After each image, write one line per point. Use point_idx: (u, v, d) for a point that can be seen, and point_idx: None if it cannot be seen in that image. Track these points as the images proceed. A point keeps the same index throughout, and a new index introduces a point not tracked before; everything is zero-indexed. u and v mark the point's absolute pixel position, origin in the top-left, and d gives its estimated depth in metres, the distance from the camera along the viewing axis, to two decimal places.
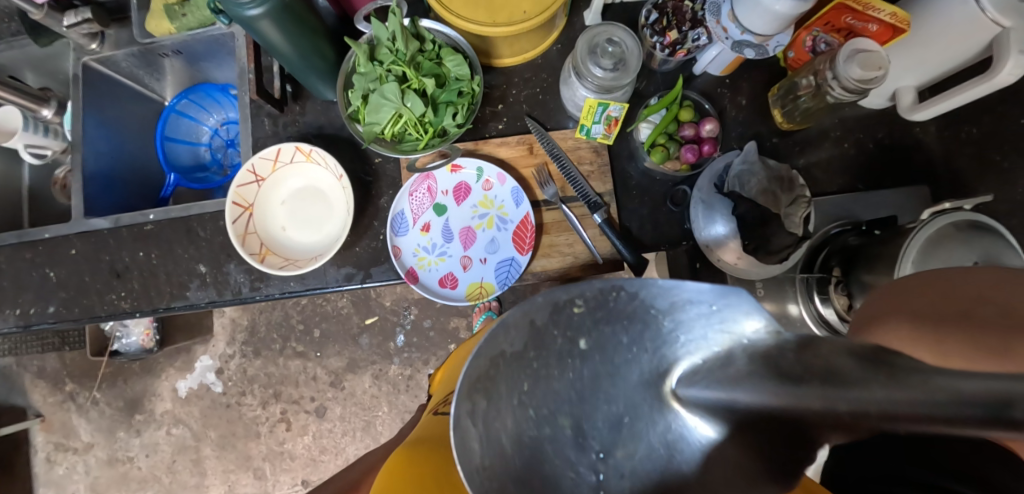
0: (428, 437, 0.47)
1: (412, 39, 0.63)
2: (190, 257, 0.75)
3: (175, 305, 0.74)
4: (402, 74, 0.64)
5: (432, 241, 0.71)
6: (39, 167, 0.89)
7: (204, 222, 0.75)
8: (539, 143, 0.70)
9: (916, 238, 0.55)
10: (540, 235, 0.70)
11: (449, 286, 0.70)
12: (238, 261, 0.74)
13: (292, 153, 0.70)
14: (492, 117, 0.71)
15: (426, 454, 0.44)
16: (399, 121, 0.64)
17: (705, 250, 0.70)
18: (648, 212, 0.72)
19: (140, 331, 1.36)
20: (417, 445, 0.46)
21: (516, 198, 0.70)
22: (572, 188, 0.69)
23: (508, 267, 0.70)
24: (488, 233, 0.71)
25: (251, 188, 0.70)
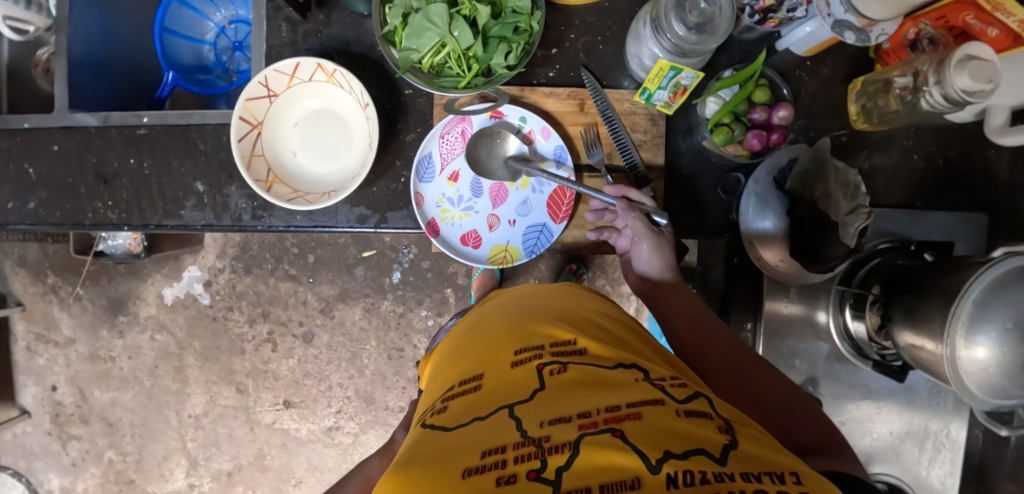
0: (417, 457, 0.38)
1: None
2: (187, 172, 0.67)
3: (167, 223, 0.68)
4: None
5: (458, 193, 0.64)
6: (20, 43, 0.79)
7: (205, 135, 0.67)
8: (593, 101, 0.62)
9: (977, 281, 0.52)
10: (578, 203, 0.64)
11: (471, 245, 0.64)
12: (240, 184, 0.67)
13: (312, 70, 0.61)
14: (543, 62, 0.63)
15: (422, 476, 0.34)
16: (440, 52, 0.56)
17: (749, 246, 0.64)
18: (695, 195, 0.65)
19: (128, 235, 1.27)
20: (408, 466, 0.37)
21: (559, 159, 0.63)
22: (620, 156, 0.63)
23: (538, 234, 0.64)
24: (521, 194, 0.64)
25: (261, 103, 0.61)
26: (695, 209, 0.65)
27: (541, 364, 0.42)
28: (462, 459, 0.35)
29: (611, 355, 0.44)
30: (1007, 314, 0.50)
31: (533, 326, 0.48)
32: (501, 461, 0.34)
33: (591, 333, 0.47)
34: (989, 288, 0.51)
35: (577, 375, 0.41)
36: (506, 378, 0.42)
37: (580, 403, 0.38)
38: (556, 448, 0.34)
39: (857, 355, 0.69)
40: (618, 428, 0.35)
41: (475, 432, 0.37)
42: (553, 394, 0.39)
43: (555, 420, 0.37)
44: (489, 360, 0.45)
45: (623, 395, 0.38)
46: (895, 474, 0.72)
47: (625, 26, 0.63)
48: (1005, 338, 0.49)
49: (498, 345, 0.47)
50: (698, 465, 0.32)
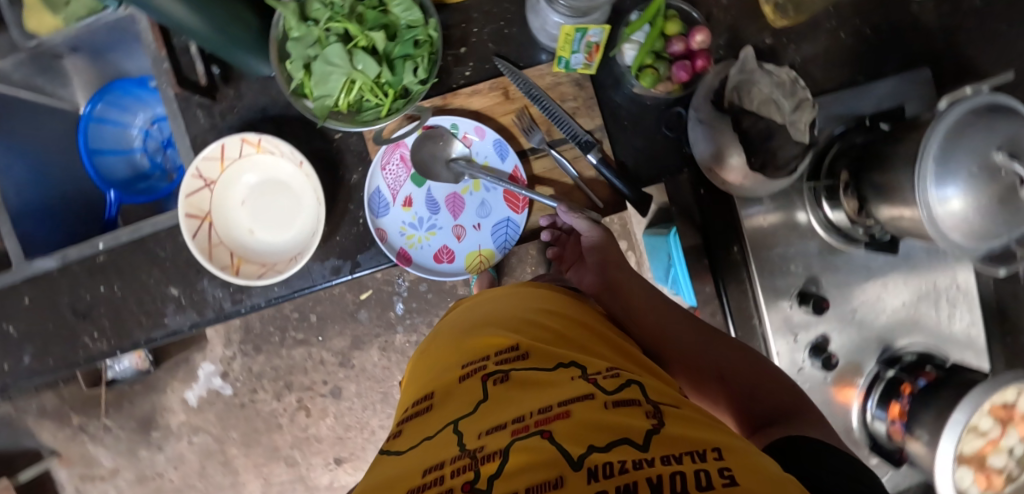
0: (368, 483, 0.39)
1: None
2: (158, 281, 0.68)
3: (157, 335, 0.68)
4: (345, 32, 0.56)
5: (418, 216, 0.64)
6: None
7: (162, 240, 0.67)
8: (514, 86, 0.62)
9: (933, 136, 0.52)
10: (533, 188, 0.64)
11: (446, 260, 0.65)
12: (211, 275, 0.67)
13: (239, 146, 0.61)
14: (456, 64, 0.63)
15: None
16: (352, 89, 0.57)
17: (710, 174, 0.64)
18: (643, 142, 0.65)
19: (131, 357, 1.32)
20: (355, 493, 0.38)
21: (500, 152, 0.63)
22: (559, 129, 0.63)
23: (506, 230, 0.65)
24: (477, 196, 0.65)
25: (202, 194, 0.61)
26: (646, 156, 0.66)
27: (484, 377, 0.43)
28: (408, 479, 0.36)
29: (552, 357, 0.45)
30: (969, 158, 0.50)
31: (477, 341, 0.49)
32: (438, 478, 0.35)
33: (533, 334, 0.48)
34: (946, 140, 0.52)
35: (517, 382, 0.42)
36: (452, 397, 0.43)
37: (515, 408, 0.39)
38: (487, 457, 0.35)
39: (847, 242, 0.69)
40: (545, 428, 0.36)
41: (418, 453, 0.39)
42: (493, 404, 0.40)
43: (492, 428, 0.38)
44: (438, 382, 0.47)
45: (556, 394, 0.39)
46: (921, 342, 0.73)
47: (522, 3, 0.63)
48: (974, 183, 0.50)
49: (447, 366, 0.48)
50: (618, 455, 0.32)
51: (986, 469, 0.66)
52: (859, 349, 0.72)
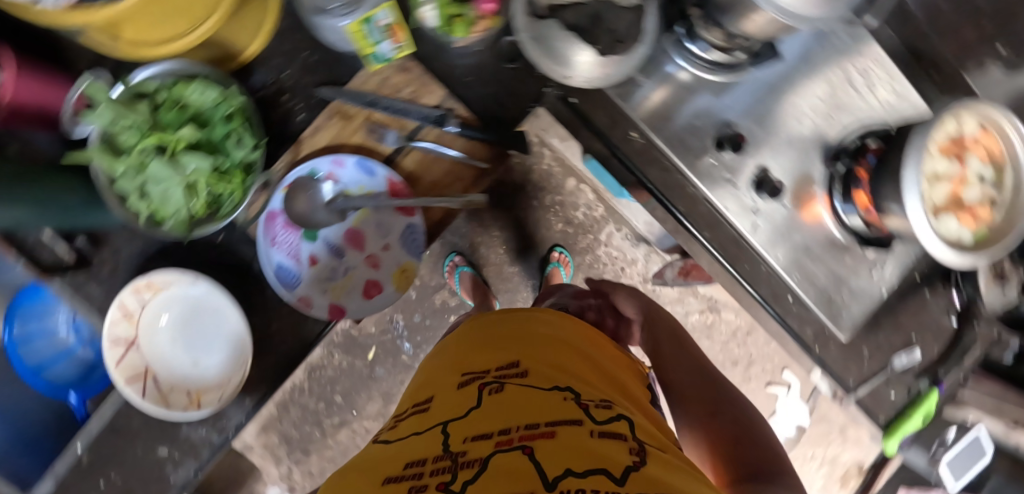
0: (364, 461, 0.44)
1: (137, 103, 0.54)
2: (143, 452, 0.66)
3: None
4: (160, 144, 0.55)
5: (329, 268, 0.62)
6: None
7: (126, 415, 0.66)
8: (347, 105, 0.61)
9: None
10: (415, 185, 0.62)
11: (377, 292, 0.63)
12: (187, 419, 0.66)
13: (137, 295, 0.61)
14: (287, 114, 0.62)
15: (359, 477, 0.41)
16: (200, 190, 0.57)
17: (569, 81, 0.63)
18: (494, 87, 0.64)
19: None
20: (354, 468, 0.43)
21: (367, 170, 0.61)
22: (409, 120, 0.61)
23: (414, 236, 0.62)
24: (371, 221, 0.62)
25: (132, 355, 0.61)
26: (504, 98, 0.64)
27: (484, 387, 0.48)
28: (399, 461, 0.41)
29: (548, 378, 0.48)
30: None
31: (479, 359, 0.53)
32: (418, 474, 0.39)
33: (536, 354, 0.51)
34: None
35: (518, 397, 0.45)
36: (450, 399, 0.48)
37: (506, 420, 0.42)
38: (470, 461, 0.38)
39: (734, 73, 0.67)
40: (528, 445, 0.39)
41: (409, 447, 0.43)
42: (488, 412, 0.44)
43: (479, 435, 0.41)
44: (438, 386, 0.52)
45: (546, 413, 0.42)
46: (855, 124, 0.70)
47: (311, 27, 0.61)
48: None
49: (447, 376, 0.53)
50: (593, 483, 0.34)
51: (968, 206, 0.64)
52: (802, 161, 0.70)
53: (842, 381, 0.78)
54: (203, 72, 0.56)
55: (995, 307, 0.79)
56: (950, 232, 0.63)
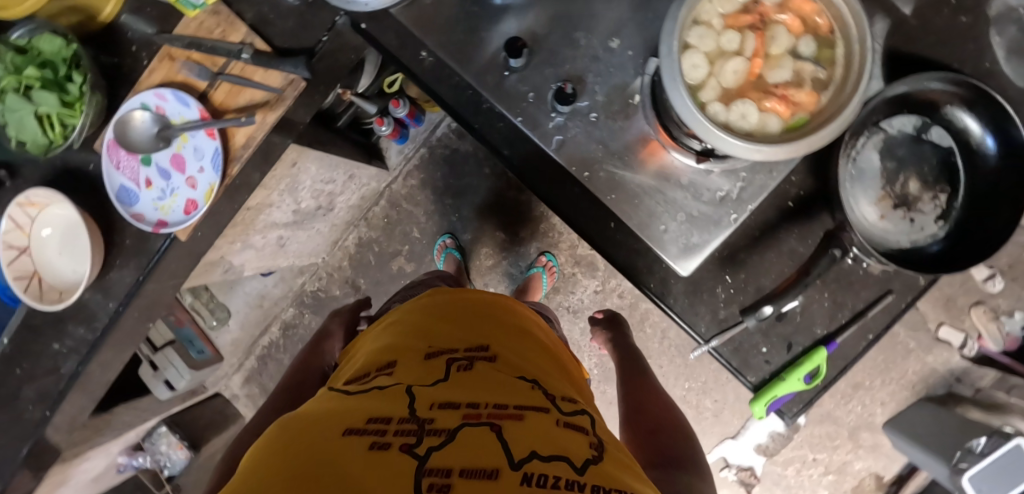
0: (318, 410, 0.48)
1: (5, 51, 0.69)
2: (45, 344, 0.80)
3: (64, 386, 0.80)
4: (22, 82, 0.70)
5: (158, 189, 0.72)
6: None
7: (33, 315, 0.80)
8: (170, 48, 0.70)
9: None
10: (221, 113, 0.69)
11: (194, 210, 0.71)
12: (73, 320, 0.79)
13: (24, 212, 0.74)
14: (133, 60, 0.73)
15: (307, 426, 0.45)
16: (50, 122, 0.70)
17: (352, 6, 0.65)
18: (296, 21, 0.70)
19: (174, 448, 1.30)
20: (305, 416, 0.47)
21: (183, 101, 0.70)
22: (218, 56, 0.69)
23: (216, 157, 0.70)
24: (191, 146, 0.71)
25: (23, 260, 0.75)
26: (303, 31, 0.70)
27: (452, 363, 0.53)
28: (351, 421, 0.45)
29: (514, 368, 0.53)
30: None
31: (443, 332, 0.60)
32: (381, 429, 0.43)
33: (499, 341, 0.58)
34: None
35: (475, 373, 0.51)
36: (419, 365, 0.53)
37: (472, 396, 0.47)
38: (436, 430, 0.43)
39: None
40: (497, 423, 0.44)
41: (367, 400, 0.48)
42: (457, 384, 0.49)
43: (443, 405, 0.46)
44: (401, 352, 0.56)
45: (518, 400, 0.47)
46: None
47: None
48: None
49: (411, 341, 0.58)
50: (555, 469, 0.40)
51: (775, 89, 0.53)
52: (613, 72, 0.65)
53: (691, 325, 0.68)
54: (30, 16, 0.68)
55: (898, 238, 0.66)
56: (747, 119, 0.53)
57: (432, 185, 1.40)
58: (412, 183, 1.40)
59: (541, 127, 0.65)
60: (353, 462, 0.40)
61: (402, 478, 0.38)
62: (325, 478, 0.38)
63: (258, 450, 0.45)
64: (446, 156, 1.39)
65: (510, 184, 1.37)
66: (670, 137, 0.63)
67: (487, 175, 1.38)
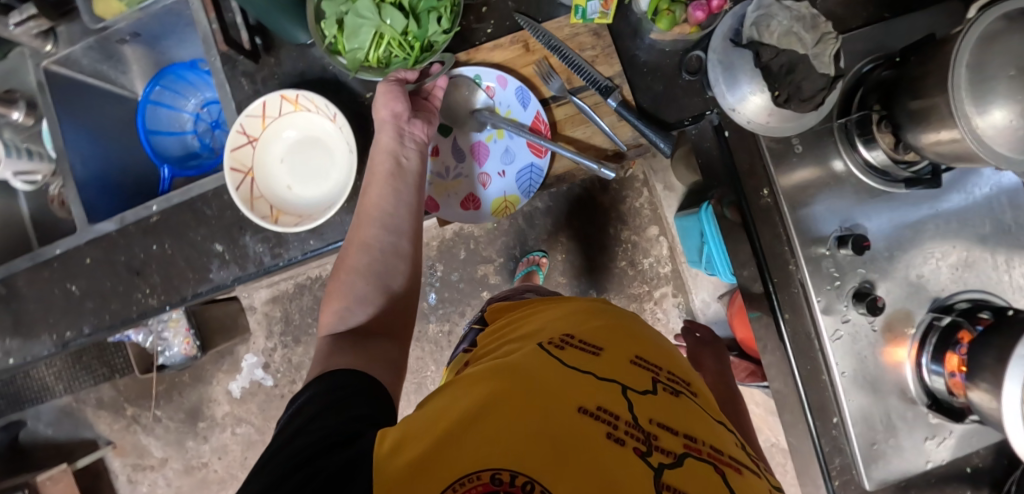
0: (524, 366, 0.44)
1: None
2: (205, 238, 0.70)
3: (203, 290, 0.70)
4: None
5: (446, 165, 0.69)
6: (35, 195, 0.91)
7: (209, 201, 0.70)
8: (533, 39, 0.64)
9: (961, 57, 0.51)
10: (552, 133, 0.68)
11: (472, 206, 0.70)
12: (253, 230, 0.69)
13: (278, 104, 0.65)
14: (478, 21, 0.65)
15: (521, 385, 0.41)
16: (381, 43, 0.62)
17: (733, 114, 0.65)
18: (664, 87, 0.66)
19: (181, 341, 1.26)
20: (511, 370, 0.44)
21: (522, 99, 0.67)
22: (579, 77, 0.65)
23: (529, 174, 0.69)
24: (501, 143, 0.69)
25: (246, 150, 0.65)
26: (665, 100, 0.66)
27: (663, 379, 0.46)
28: (579, 399, 0.40)
29: (715, 412, 0.47)
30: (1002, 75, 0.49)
31: (645, 342, 0.52)
32: (611, 423, 0.39)
33: (695, 375, 0.51)
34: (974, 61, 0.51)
35: (693, 408, 0.45)
36: (626, 362, 0.46)
37: (692, 428, 0.42)
38: (664, 449, 0.38)
39: (885, 183, 0.67)
40: (722, 469, 0.39)
41: (585, 380, 0.42)
42: (674, 405, 0.43)
43: (666, 424, 0.41)
44: (605, 338, 0.49)
45: (731, 449, 0.42)
46: (970, 291, 0.69)
47: None
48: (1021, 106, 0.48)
49: (611, 330, 0.51)
50: None
51: None
52: (909, 295, 0.69)
53: None
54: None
55: None
56: None
57: (553, 215, 1.32)
58: (536, 204, 1.33)
59: (831, 310, 0.68)
60: (586, 452, 0.36)
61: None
62: (559, 457, 0.36)
63: (465, 392, 0.42)
64: (581, 196, 1.31)
65: (623, 254, 1.32)
66: (920, 355, 0.68)
67: (606, 233, 1.32)
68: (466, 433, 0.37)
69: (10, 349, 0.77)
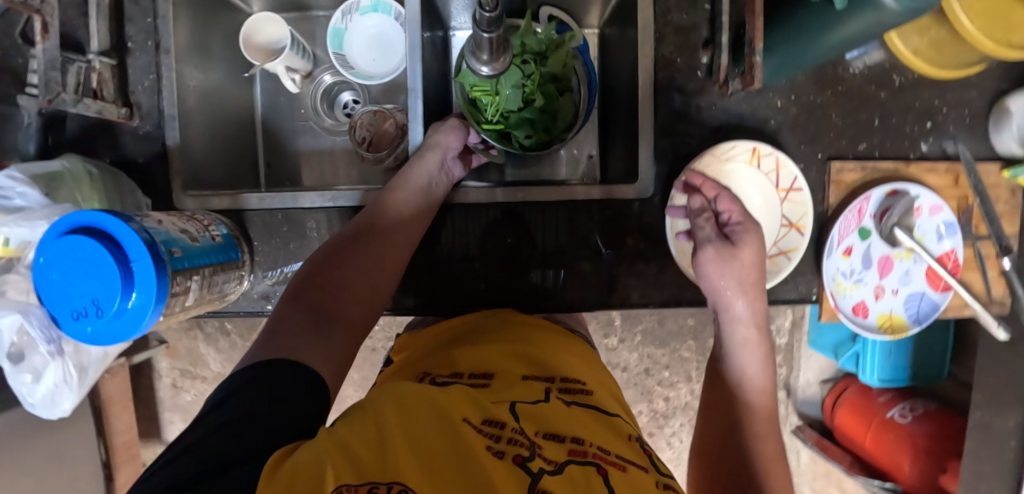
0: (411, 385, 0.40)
1: (567, 57, 0.64)
2: (568, 252, 0.62)
3: (544, 305, 0.63)
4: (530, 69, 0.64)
5: (851, 266, 0.62)
6: (279, 95, 0.76)
7: (591, 212, 0.62)
8: (967, 177, 0.64)
9: None
10: (956, 272, 0.63)
11: (861, 316, 0.63)
12: (627, 264, 0.62)
13: (740, 151, 0.57)
14: (919, 135, 0.64)
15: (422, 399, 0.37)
16: (490, 96, 0.63)
17: None
18: None
19: None
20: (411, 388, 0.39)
21: (944, 231, 0.63)
22: (988, 226, 0.65)
23: (917, 304, 0.64)
24: (906, 264, 0.63)
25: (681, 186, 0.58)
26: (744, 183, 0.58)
27: (548, 393, 0.45)
28: (462, 412, 0.38)
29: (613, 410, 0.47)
30: None
31: (547, 353, 0.52)
32: (495, 435, 0.36)
33: (593, 384, 0.50)
34: None
35: (579, 413, 0.44)
36: (512, 381, 0.46)
37: (577, 432, 0.40)
38: (548, 455, 0.36)
39: None
40: (603, 466, 0.36)
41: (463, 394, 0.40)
42: (558, 415, 0.42)
43: (551, 435, 0.39)
44: (500, 366, 0.48)
45: (610, 446, 0.40)
46: None
47: (988, 100, 0.64)
48: None
49: (508, 353, 0.51)
50: None
51: None
52: None
53: None
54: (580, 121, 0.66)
55: None
56: None
57: None
58: None
59: None
60: (475, 457, 0.33)
61: None
62: (446, 472, 0.32)
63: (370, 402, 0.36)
64: None
65: None
66: None
67: None
68: (284, 468, 0.29)
69: (277, 295, 0.64)
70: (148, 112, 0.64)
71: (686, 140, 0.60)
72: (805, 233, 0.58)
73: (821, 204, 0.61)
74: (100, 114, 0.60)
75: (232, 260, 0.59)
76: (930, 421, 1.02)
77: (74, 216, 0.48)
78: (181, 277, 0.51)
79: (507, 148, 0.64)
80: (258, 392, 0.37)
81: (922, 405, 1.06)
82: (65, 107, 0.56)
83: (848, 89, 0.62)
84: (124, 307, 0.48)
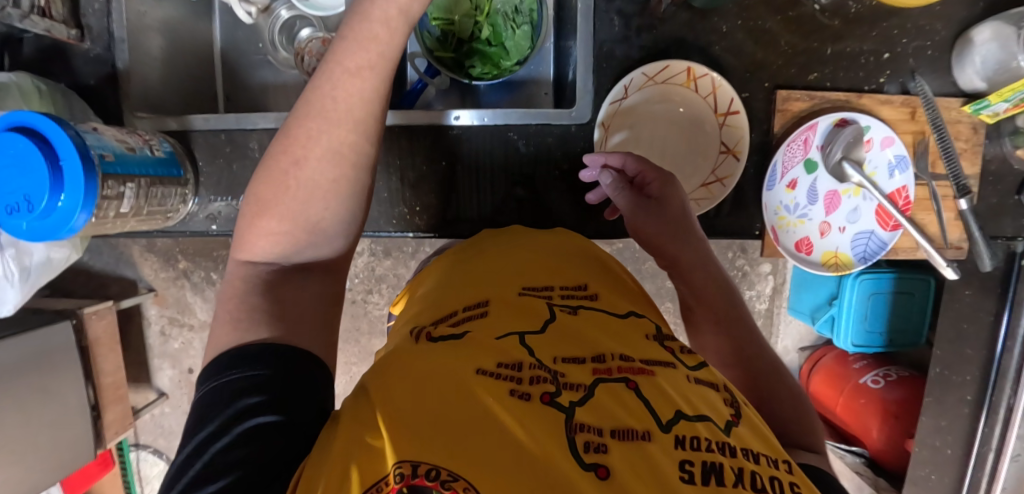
0: (412, 352, 0.38)
1: None
2: (506, 178, 0.62)
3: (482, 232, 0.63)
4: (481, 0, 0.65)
5: (796, 201, 0.62)
6: (237, 28, 0.76)
7: (529, 136, 0.61)
8: (924, 111, 0.61)
9: None
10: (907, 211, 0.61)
11: (804, 252, 0.63)
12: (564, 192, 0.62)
13: (676, 72, 0.56)
14: (875, 66, 0.61)
15: (420, 369, 0.35)
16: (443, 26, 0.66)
17: None
18: (994, 200, 0.64)
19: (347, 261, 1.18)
20: (415, 357, 0.37)
21: (896, 167, 0.61)
22: (945, 165, 0.62)
23: (865, 243, 0.62)
24: (854, 201, 0.62)
25: (614, 109, 0.57)
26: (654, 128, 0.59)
27: (553, 306, 0.43)
28: (475, 359, 0.36)
29: (622, 308, 0.45)
30: None
31: (543, 265, 0.49)
32: (515, 377, 0.34)
33: (599, 284, 0.48)
34: None
35: (591, 320, 0.41)
36: (514, 303, 0.43)
37: (598, 346, 0.38)
38: (571, 382, 0.34)
39: None
40: (633, 379, 0.35)
41: (467, 342, 0.38)
42: (569, 330, 0.40)
43: (570, 358, 0.37)
44: (492, 288, 0.45)
45: (634, 348, 0.39)
46: None
47: (954, 30, 0.61)
48: None
49: (501, 275, 0.48)
50: (704, 430, 0.32)
51: None
52: None
53: None
54: (532, 54, 0.65)
55: None
56: None
57: None
58: None
59: None
60: (499, 414, 0.31)
61: (553, 439, 0.30)
62: (467, 436, 0.30)
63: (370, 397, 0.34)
64: None
65: (730, 278, 1.19)
66: None
67: (721, 255, 1.18)
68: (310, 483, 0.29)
69: (220, 216, 0.66)
70: (98, 34, 0.65)
71: (626, 64, 0.59)
72: (740, 159, 0.56)
73: (766, 134, 0.60)
74: (48, 33, 0.62)
75: (173, 177, 0.61)
76: (902, 386, 0.98)
77: (12, 116, 0.50)
78: (112, 182, 0.53)
79: (455, 76, 0.66)
80: (239, 384, 0.36)
81: (897, 371, 1.01)
82: (12, 22, 0.58)
83: (799, 15, 0.59)
84: (54, 205, 0.49)
